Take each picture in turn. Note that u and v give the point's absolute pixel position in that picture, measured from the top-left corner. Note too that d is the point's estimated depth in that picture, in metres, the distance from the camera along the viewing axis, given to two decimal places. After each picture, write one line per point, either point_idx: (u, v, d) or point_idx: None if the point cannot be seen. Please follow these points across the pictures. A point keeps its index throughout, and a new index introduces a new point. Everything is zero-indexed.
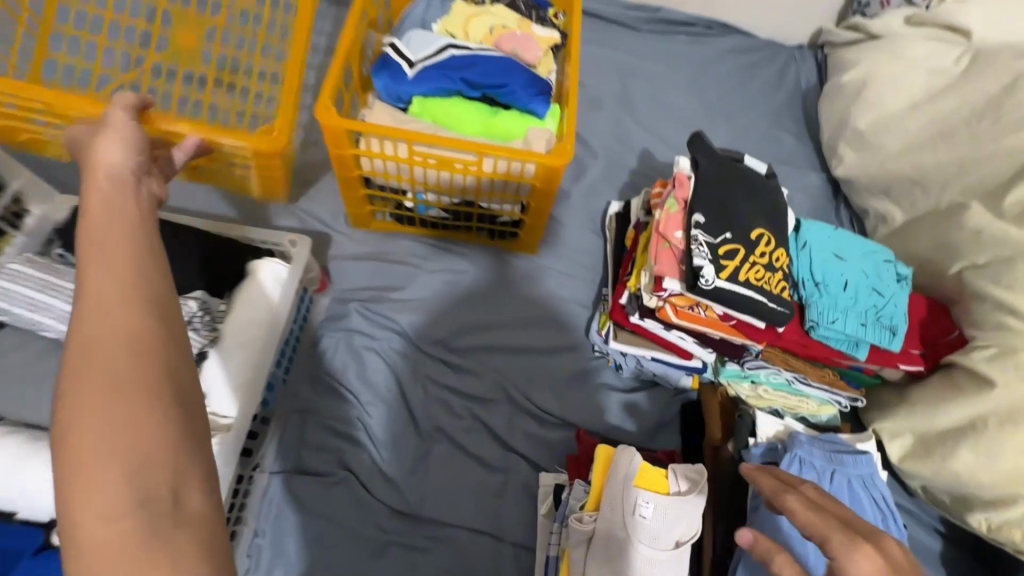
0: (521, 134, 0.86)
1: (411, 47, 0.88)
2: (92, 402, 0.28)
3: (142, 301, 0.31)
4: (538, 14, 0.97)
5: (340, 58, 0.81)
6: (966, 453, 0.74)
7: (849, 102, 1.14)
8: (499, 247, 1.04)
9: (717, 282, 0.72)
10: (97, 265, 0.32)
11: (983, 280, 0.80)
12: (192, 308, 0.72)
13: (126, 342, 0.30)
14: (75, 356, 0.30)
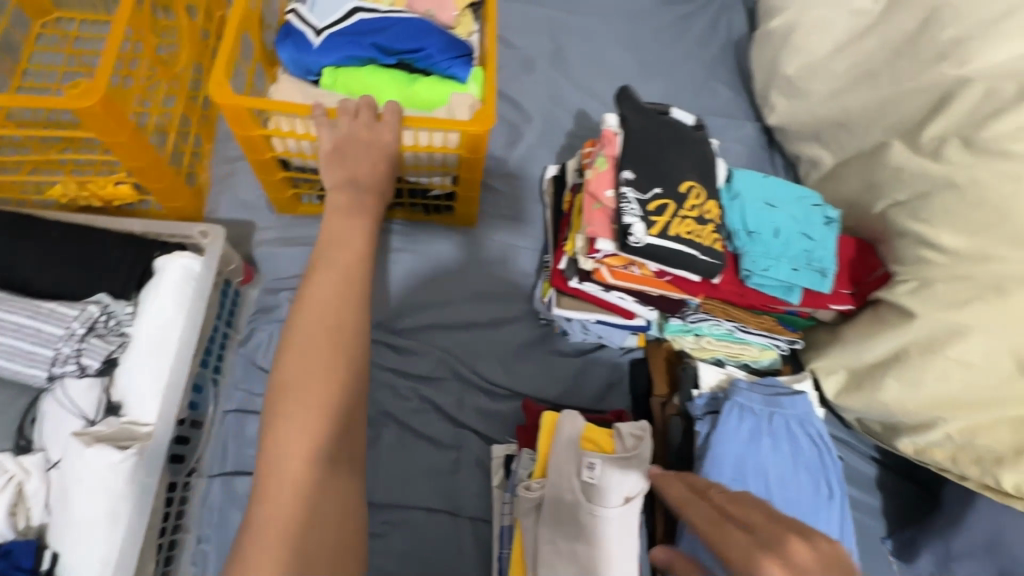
0: (441, 102, 0.82)
1: (317, 13, 0.82)
2: (307, 410, 0.53)
3: (345, 353, 0.57)
4: None
5: (234, 29, 0.74)
6: (892, 383, 0.77)
7: (778, 49, 1.13)
8: (437, 222, 1.00)
9: (647, 239, 0.70)
10: (329, 319, 0.58)
11: (903, 216, 0.82)
12: (95, 313, 0.66)
13: (334, 374, 0.56)
14: (303, 374, 0.55)
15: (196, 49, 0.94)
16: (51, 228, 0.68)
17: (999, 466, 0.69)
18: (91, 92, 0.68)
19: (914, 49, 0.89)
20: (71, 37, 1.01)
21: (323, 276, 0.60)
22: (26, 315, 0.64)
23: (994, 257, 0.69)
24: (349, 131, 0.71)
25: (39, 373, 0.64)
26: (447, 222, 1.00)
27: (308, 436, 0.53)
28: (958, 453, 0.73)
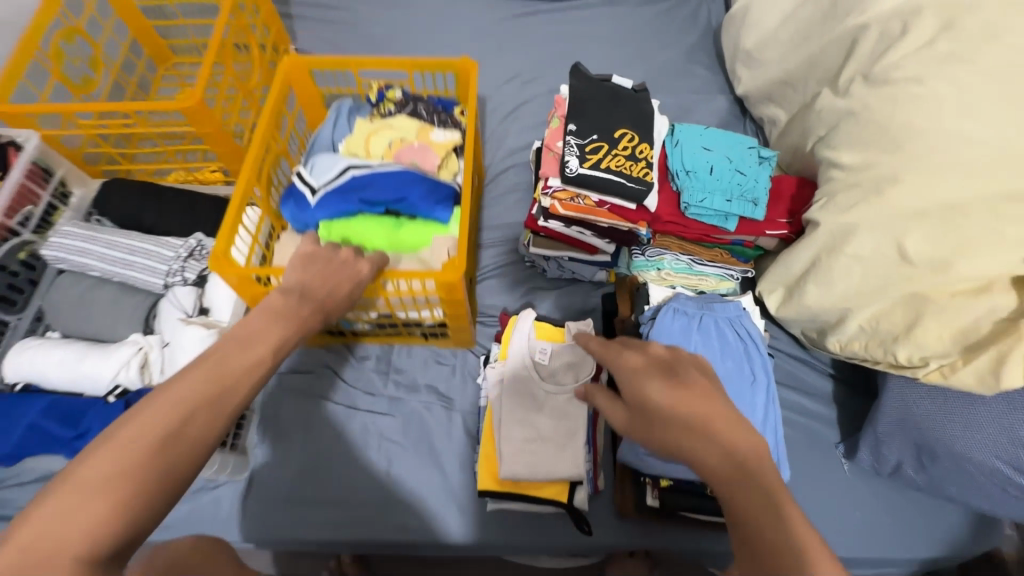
0: (426, 244, 0.96)
1: (316, 173, 0.97)
2: (46, 548, 0.38)
3: (121, 493, 0.41)
4: (438, 117, 1.05)
5: (245, 194, 0.90)
6: (813, 288, 0.88)
7: (739, 28, 1.29)
8: (432, 345, 1.08)
9: (581, 170, 0.90)
10: (134, 433, 0.44)
11: (822, 148, 0.95)
12: (193, 243, 0.96)
13: (90, 531, 0.39)
14: (57, 494, 0.40)
15: (266, 73, 1.28)
16: (168, 191, 1.01)
17: (895, 343, 0.79)
18: (187, 98, 0.98)
19: (835, 10, 1.02)
20: (182, 75, 1.39)
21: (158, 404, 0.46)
22: (153, 244, 0.95)
23: (876, 163, 0.81)
24: (326, 256, 0.77)
25: (157, 282, 0.93)
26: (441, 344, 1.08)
27: None
28: (869, 341, 0.83)
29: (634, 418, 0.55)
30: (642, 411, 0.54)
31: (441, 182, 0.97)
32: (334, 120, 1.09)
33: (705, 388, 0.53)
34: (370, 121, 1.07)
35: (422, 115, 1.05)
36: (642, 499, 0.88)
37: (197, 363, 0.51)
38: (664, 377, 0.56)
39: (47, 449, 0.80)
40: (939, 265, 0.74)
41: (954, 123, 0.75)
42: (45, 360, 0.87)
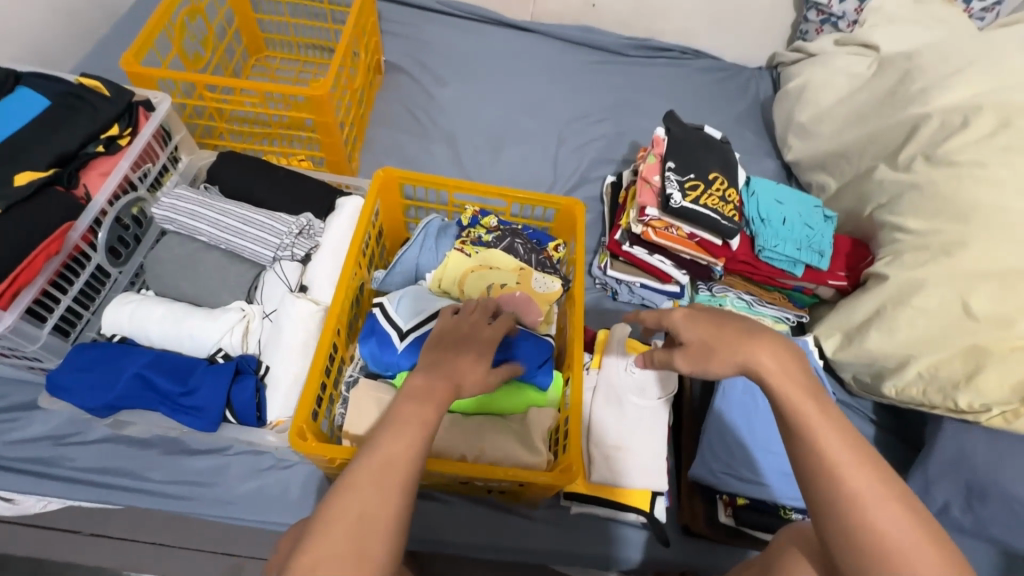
0: (518, 411, 0.83)
1: (402, 313, 0.85)
2: (370, 480, 0.52)
3: (414, 451, 0.55)
4: (538, 259, 0.94)
5: (328, 336, 0.77)
6: (875, 334, 0.98)
7: (794, 103, 1.45)
8: (500, 497, 0.94)
9: (682, 203, 0.99)
10: (408, 416, 0.57)
11: (883, 214, 1.07)
12: (304, 222, 0.99)
13: (399, 470, 0.53)
14: (371, 446, 0.55)
15: (364, 79, 1.35)
16: (279, 169, 1.04)
17: (955, 390, 0.87)
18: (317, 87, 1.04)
19: (893, 99, 1.18)
20: (274, 69, 1.45)
21: (385, 447, 0.54)
22: (266, 218, 0.97)
23: (942, 230, 0.93)
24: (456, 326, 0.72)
25: (266, 255, 0.95)
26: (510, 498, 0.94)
27: (354, 509, 0.51)
28: (927, 387, 0.91)
29: (698, 360, 0.64)
30: (703, 348, 0.63)
31: (541, 342, 0.84)
32: (416, 246, 0.96)
33: (751, 324, 0.63)
34: (463, 253, 0.92)
35: (521, 253, 0.93)
36: (716, 515, 0.92)
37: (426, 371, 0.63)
38: (712, 320, 0.65)
39: (150, 403, 0.80)
40: (1003, 322, 0.85)
41: (1013, 203, 0.89)
42: (147, 315, 0.87)
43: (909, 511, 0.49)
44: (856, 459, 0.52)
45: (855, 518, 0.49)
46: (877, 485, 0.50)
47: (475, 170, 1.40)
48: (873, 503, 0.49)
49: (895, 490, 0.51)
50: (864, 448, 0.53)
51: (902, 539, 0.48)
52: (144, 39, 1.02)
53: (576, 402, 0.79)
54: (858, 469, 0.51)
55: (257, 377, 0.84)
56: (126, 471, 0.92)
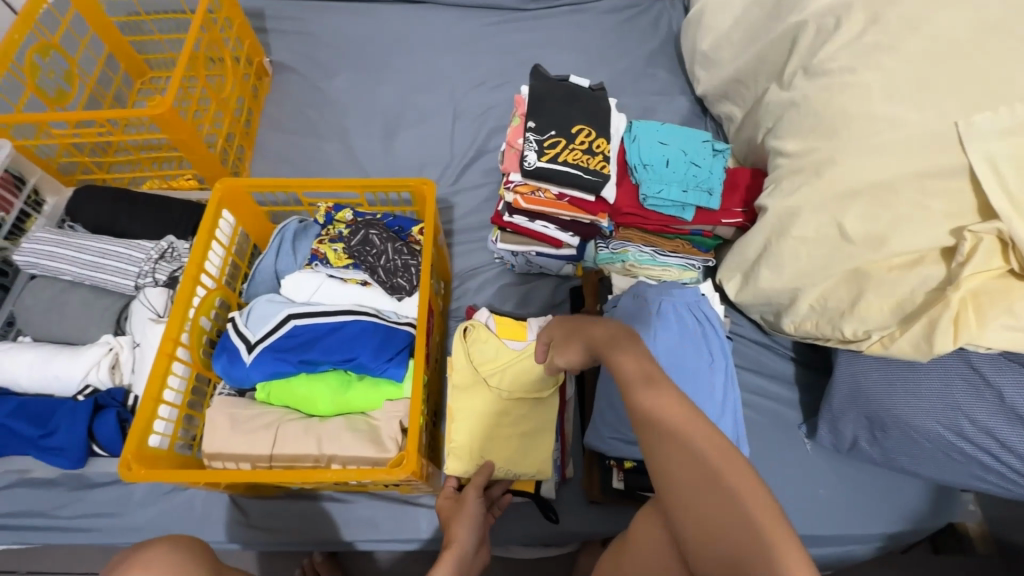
0: (376, 407, 0.82)
1: (252, 326, 0.84)
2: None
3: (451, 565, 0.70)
4: (394, 248, 0.91)
5: (162, 358, 0.77)
6: (765, 271, 0.91)
7: (695, 32, 1.34)
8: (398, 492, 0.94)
9: (539, 163, 0.95)
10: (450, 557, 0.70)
11: (770, 139, 0.98)
12: (165, 245, 0.98)
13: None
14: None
15: (238, 85, 1.32)
16: (138, 195, 1.03)
17: (841, 319, 0.82)
18: (159, 105, 1.02)
19: (778, 10, 1.07)
20: (158, 88, 1.42)
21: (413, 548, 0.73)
22: (125, 246, 0.96)
23: (816, 149, 0.85)
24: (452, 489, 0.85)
25: (128, 284, 0.95)
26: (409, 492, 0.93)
27: None
28: (819, 320, 0.85)
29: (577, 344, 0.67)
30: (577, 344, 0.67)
31: (393, 333, 0.84)
32: (271, 253, 0.94)
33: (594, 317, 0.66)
34: (313, 270, 0.91)
35: (374, 245, 0.90)
36: (609, 482, 0.90)
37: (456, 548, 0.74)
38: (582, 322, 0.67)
39: (19, 449, 0.82)
40: (876, 241, 0.77)
41: (883, 107, 0.79)
42: (12, 363, 0.88)
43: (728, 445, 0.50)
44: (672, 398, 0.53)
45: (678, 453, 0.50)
46: (687, 417, 0.52)
47: (370, 162, 1.37)
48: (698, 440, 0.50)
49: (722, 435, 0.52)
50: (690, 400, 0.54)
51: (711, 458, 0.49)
52: None
53: (422, 390, 0.78)
54: (672, 409, 0.52)
55: (122, 409, 0.85)
56: (38, 511, 0.96)
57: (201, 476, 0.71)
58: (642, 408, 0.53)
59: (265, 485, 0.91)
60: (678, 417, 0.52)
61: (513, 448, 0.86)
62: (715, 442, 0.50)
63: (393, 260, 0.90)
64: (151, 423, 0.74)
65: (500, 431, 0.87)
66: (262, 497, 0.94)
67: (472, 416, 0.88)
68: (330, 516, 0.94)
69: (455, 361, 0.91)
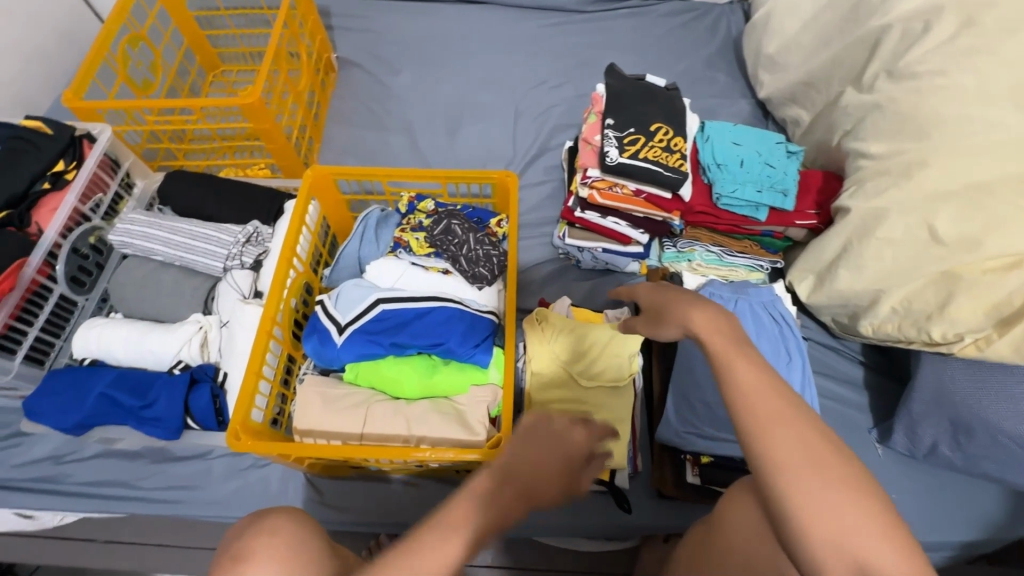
0: (461, 391, 0.84)
1: (341, 308, 0.86)
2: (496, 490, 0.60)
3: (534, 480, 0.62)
4: (476, 238, 0.93)
5: (262, 335, 0.80)
6: (844, 272, 0.90)
7: (760, 35, 1.35)
8: (469, 477, 0.95)
9: (620, 159, 0.97)
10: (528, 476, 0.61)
11: (848, 141, 0.99)
12: (251, 230, 1.01)
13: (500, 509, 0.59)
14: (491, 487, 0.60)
15: (310, 78, 1.36)
16: (225, 181, 1.07)
17: (929, 321, 0.81)
18: (248, 94, 1.05)
19: (855, 14, 1.08)
20: (230, 81, 1.47)
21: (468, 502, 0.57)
22: (215, 230, 1.00)
23: (905, 150, 0.85)
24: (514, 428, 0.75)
25: (217, 266, 0.98)
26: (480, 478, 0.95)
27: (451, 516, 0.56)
28: (902, 322, 0.85)
29: (650, 327, 0.65)
30: (654, 313, 0.65)
31: (478, 320, 0.86)
32: (353, 241, 0.97)
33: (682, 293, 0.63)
34: (395, 257, 0.93)
35: (458, 234, 0.92)
36: (683, 476, 0.90)
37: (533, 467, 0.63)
38: (664, 293, 0.66)
39: (118, 418, 0.85)
40: (971, 243, 0.77)
41: (979, 109, 0.80)
42: (109, 337, 0.92)
43: (807, 433, 0.47)
44: (765, 386, 0.50)
45: (761, 442, 0.47)
46: (773, 407, 0.49)
47: (433, 157, 1.39)
48: (772, 426, 0.48)
49: (806, 417, 0.49)
50: (773, 377, 0.51)
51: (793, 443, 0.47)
52: (82, 74, 1.06)
53: (511, 376, 0.80)
54: (762, 397, 0.49)
55: (214, 384, 0.88)
56: (122, 482, 0.99)
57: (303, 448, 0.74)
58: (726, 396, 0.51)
59: (344, 466, 0.92)
60: (761, 402, 0.49)
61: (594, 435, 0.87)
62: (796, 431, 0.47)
63: (475, 250, 0.92)
64: (252, 396, 0.78)
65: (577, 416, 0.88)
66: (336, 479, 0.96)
67: (549, 404, 0.90)
68: (400, 500, 0.96)
69: (530, 350, 0.93)
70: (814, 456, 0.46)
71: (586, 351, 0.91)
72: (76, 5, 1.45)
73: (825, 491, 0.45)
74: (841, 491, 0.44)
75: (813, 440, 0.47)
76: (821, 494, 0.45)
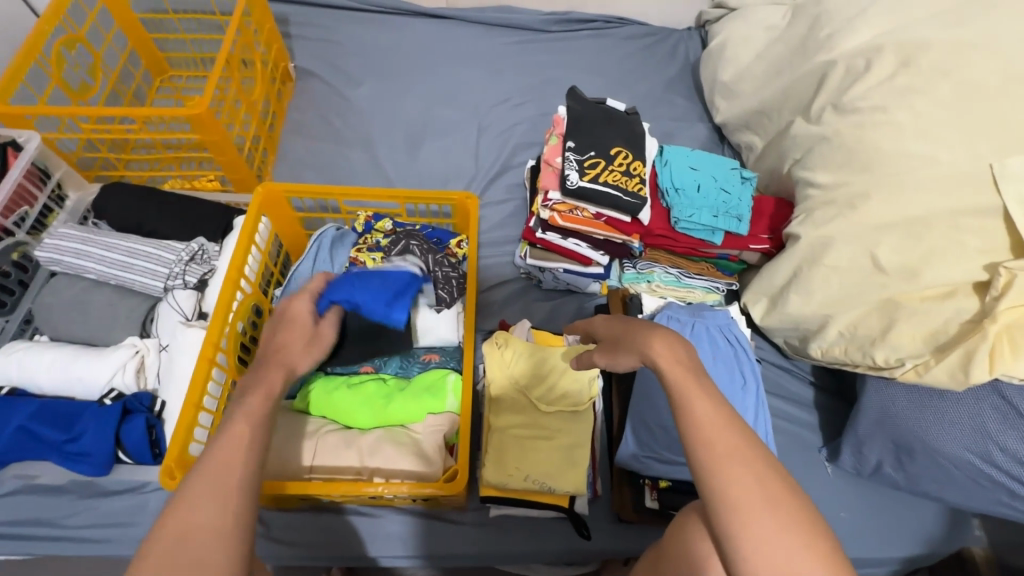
0: (417, 420, 0.81)
1: None
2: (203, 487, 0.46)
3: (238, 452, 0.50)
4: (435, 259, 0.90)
5: (202, 363, 0.75)
6: (795, 297, 0.93)
7: (716, 62, 1.39)
8: (425, 505, 0.92)
9: (580, 183, 0.98)
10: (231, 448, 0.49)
11: (798, 170, 1.02)
12: (195, 247, 0.96)
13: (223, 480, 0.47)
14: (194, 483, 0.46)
15: (265, 88, 1.31)
16: (168, 195, 1.01)
17: (872, 347, 0.84)
18: (195, 104, 1.00)
19: (803, 48, 1.12)
20: (178, 87, 1.40)
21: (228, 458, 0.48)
22: (155, 247, 0.95)
23: (849, 182, 0.89)
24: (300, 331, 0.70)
25: (156, 286, 0.93)
26: (436, 506, 0.92)
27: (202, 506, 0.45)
28: (848, 346, 0.88)
29: (610, 355, 0.67)
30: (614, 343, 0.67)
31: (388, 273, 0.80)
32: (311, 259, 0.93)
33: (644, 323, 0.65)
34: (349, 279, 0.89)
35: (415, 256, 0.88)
36: (641, 501, 0.90)
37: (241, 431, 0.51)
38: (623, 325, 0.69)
39: (38, 453, 0.78)
40: (910, 273, 0.81)
41: (916, 146, 0.84)
42: (30, 364, 0.85)
43: (762, 471, 0.47)
44: (723, 422, 0.50)
45: (713, 479, 0.47)
46: (730, 443, 0.48)
47: (394, 172, 1.37)
48: (728, 466, 0.47)
49: (762, 460, 0.48)
50: (734, 417, 0.51)
51: (747, 480, 0.46)
52: (9, 77, 0.98)
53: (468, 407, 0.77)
54: (719, 433, 0.49)
55: (150, 415, 0.82)
56: (43, 520, 0.91)
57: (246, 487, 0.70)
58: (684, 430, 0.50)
59: (293, 498, 0.88)
60: (717, 437, 0.49)
61: (552, 462, 0.85)
62: (750, 469, 0.47)
63: (433, 272, 0.88)
64: (190, 429, 0.73)
65: (536, 443, 0.87)
66: (284, 512, 0.91)
67: (507, 431, 0.88)
68: (353, 533, 0.91)
69: (489, 372, 0.91)
70: (771, 500, 0.45)
71: (545, 372, 0.90)
72: (8, 1, 1.36)
73: (779, 533, 0.44)
74: (796, 539, 0.43)
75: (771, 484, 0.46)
76: (771, 537, 0.44)
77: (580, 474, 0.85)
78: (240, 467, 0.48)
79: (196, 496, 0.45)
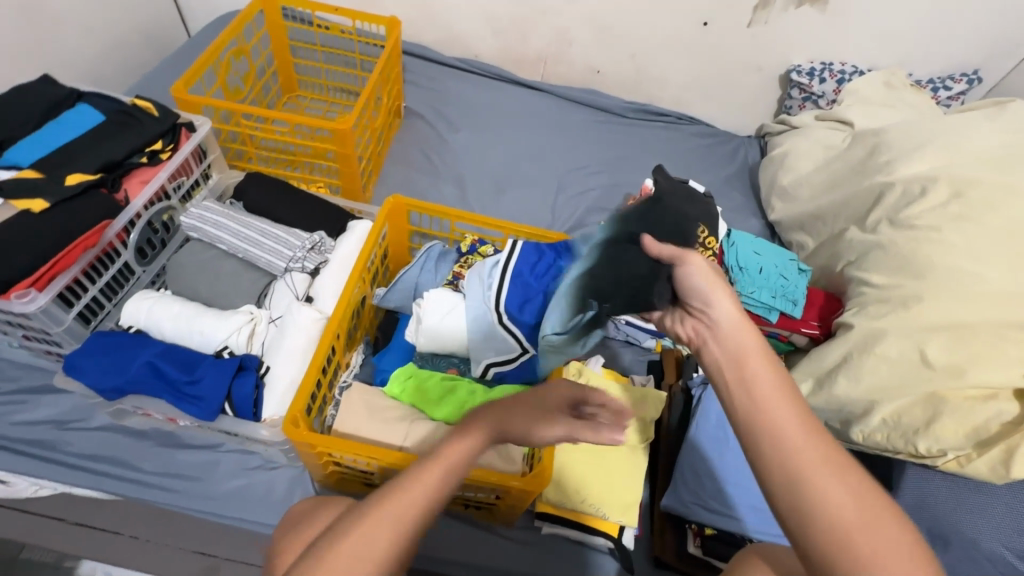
0: None
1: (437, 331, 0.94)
2: (387, 518, 0.57)
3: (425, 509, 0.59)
4: None
5: (327, 333, 0.84)
6: (842, 380, 1.00)
7: (776, 168, 1.56)
8: (474, 516, 0.96)
9: None
10: (419, 493, 0.59)
11: (852, 269, 1.14)
12: (317, 238, 1.07)
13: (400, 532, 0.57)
14: (375, 510, 0.58)
15: (384, 120, 1.48)
16: (299, 191, 1.14)
17: (915, 436, 0.91)
18: (343, 120, 1.17)
19: (862, 168, 1.29)
20: (304, 106, 1.59)
21: (406, 501, 0.58)
22: (283, 233, 1.06)
23: (903, 285, 1.01)
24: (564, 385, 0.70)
25: (278, 265, 1.03)
26: (485, 516, 0.97)
27: (376, 542, 0.56)
28: (891, 433, 0.93)
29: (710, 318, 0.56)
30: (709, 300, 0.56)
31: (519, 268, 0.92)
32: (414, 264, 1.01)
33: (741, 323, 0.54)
34: (451, 289, 0.99)
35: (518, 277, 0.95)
36: (684, 546, 0.95)
37: (427, 475, 0.60)
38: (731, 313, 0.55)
39: (154, 390, 0.86)
40: (956, 371, 0.90)
41: (968, 264, 0.96)
42: (159, 311, 0.94)
43: (892, 533, 0.43)
44: (837, 481, 0.45)
45: (841, 554, 0.43)
46: (859, 506, 0.44)
47: (478, 210, 1.51)
48: (854, 536, 0.43)
49: (887, 519, 0.44)
50: (845, 468, 0.46)
51: (881, 552, 0.42)
52: (194, 70, 1.16)
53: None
54: (838, 492, 0.45)
55: (258, 375, 0.90)
56: (120, 459, 0.96)
57: (348, 448, 0.77)
58: (788, 498, 0.46)
59: (359, 482, 0.93)
60: (827, 494, 0.45)
61: (608, 488, 0.91)
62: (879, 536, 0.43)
63: None
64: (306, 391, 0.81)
65: (596, 469, 0.93)
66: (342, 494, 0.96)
67: (569, 454, 0.94)
68: None
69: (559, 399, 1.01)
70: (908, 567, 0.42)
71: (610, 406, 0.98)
72: None
73: None
74: None
75: (860, 485, 0.45)
76: None
77: (632, 506, 0.91)
78: (414, 518, 0.58)
79: (377, 530, 0.57)
